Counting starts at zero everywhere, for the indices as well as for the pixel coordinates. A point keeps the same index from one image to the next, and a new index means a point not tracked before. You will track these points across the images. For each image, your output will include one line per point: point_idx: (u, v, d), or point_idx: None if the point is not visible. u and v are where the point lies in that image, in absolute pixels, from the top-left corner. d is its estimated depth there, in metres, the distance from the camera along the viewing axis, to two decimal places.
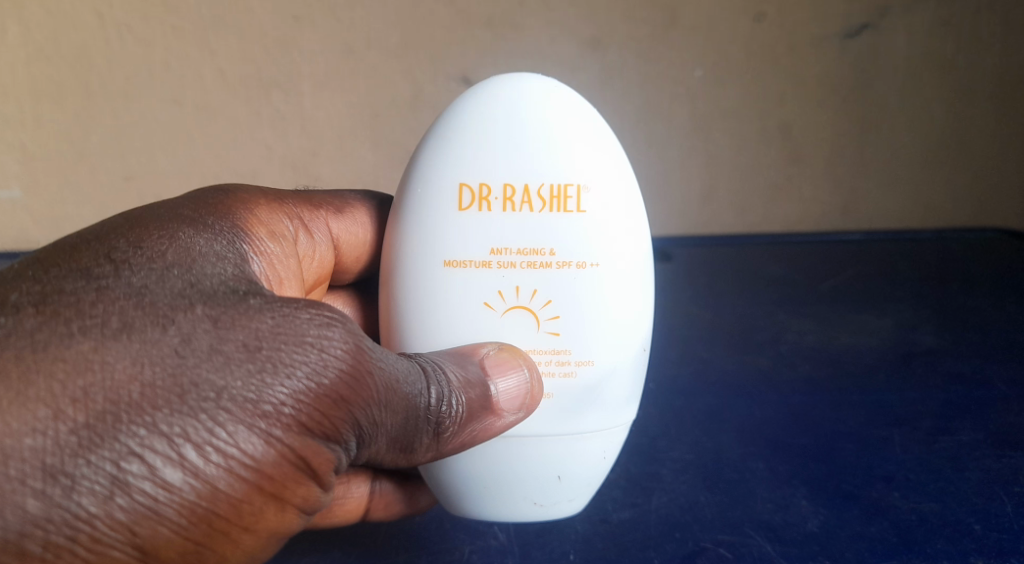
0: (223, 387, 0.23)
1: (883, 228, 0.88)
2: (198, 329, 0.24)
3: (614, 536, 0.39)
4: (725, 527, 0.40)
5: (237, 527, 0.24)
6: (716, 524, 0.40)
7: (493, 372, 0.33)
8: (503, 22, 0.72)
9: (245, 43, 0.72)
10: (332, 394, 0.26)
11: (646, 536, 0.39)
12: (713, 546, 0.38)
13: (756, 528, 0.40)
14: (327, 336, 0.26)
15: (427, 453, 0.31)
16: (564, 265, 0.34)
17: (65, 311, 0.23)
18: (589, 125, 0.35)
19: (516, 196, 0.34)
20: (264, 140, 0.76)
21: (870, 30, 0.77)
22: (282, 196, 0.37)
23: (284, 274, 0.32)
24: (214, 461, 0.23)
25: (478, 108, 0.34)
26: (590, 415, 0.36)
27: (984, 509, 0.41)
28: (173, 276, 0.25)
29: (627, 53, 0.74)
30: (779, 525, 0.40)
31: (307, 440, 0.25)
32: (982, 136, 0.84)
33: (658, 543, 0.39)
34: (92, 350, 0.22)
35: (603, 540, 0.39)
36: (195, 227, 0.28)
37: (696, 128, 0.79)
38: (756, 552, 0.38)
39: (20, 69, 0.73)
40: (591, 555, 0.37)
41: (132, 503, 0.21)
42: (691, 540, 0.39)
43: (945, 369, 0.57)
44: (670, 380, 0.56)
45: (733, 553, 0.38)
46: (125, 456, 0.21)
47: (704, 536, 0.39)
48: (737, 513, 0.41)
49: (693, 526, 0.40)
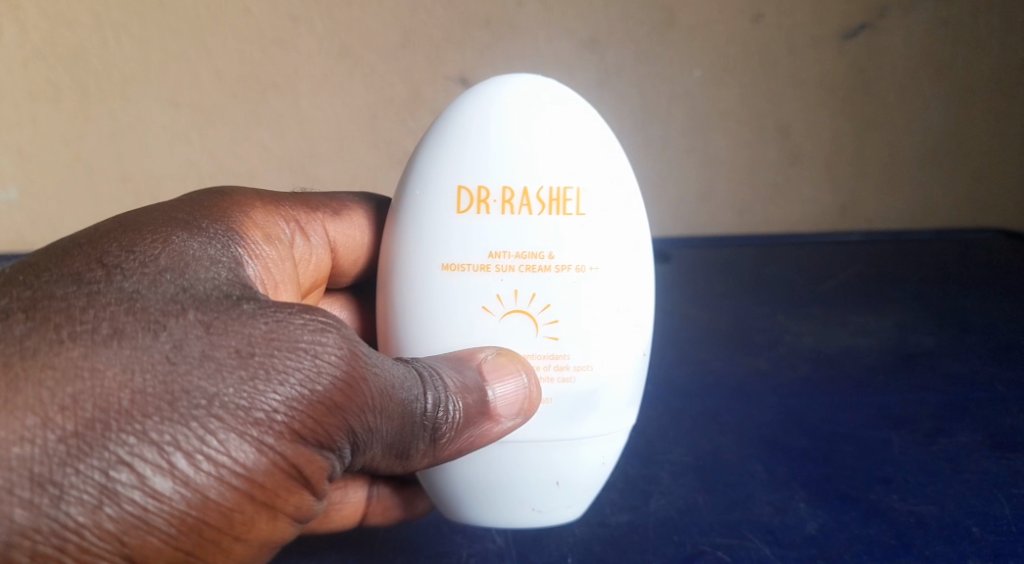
0: (214, 394, 0.23)
1: (885, 228, 0.87)
2: (190, 335, 0.23)
3: (613, 539, 0.39)
4: (723, 530, 0.40)
5: (228, 537, 0.24)
6: (714, 527, 0.40)
7: (491, 377, 0.32)
8: (500, 22, 0.71)
9: (241, 42, 0.71)
10: (325, 401, 0.25)
11: (644, 538, 0.39)
12: (712, 549, 0.38)
13: (754, 530, 0.39)
14: (321, 341, 0.26)
15: (423, 459, 0.31)
16: (563, 269, 0.34)
17: (54, 317, 0.22)
18: (588, 127, 0.34)
19: (515, 199, 0.33)
20: (261, 140, 0.75)
21: (868, 30, 0.76)
22: (278, 198, 0.37)
23: (279, 278, 0.32)
24: (204, 469, 0.22)
25: (477, 110, 0.34)
26: (590, 420, 0.35)
27: (983, 512, 0.41)
28: (166, 280, 0.25)
29: (626, 55, 0.73)
30: (778, 527, 0.40)
31: (299, 448, 0.25)
32: (984, 136, 0.83)
33: (656, 546, 0.38)
34: (82, 356, 0.22)
35: (601, 543, 0.39)
36: (189, 230, 0.28)
37: (695, 129, 0.78)
38: (754, 555, 0.38)
39: (16, 71, 0.72)
40: (589, 560, 0.37)
41: (121, 512, 0.21)
42: (689, 543, 0.39)
43: (944, 370, 0.57)
44: (668, 381, 0.56)
45: (732, 556, 0.38)
46: (114, 465, 0.21)
47: (702, 539, 0.39)
48: (734, 516, 0.41)
49: (690, 530, 0.40)
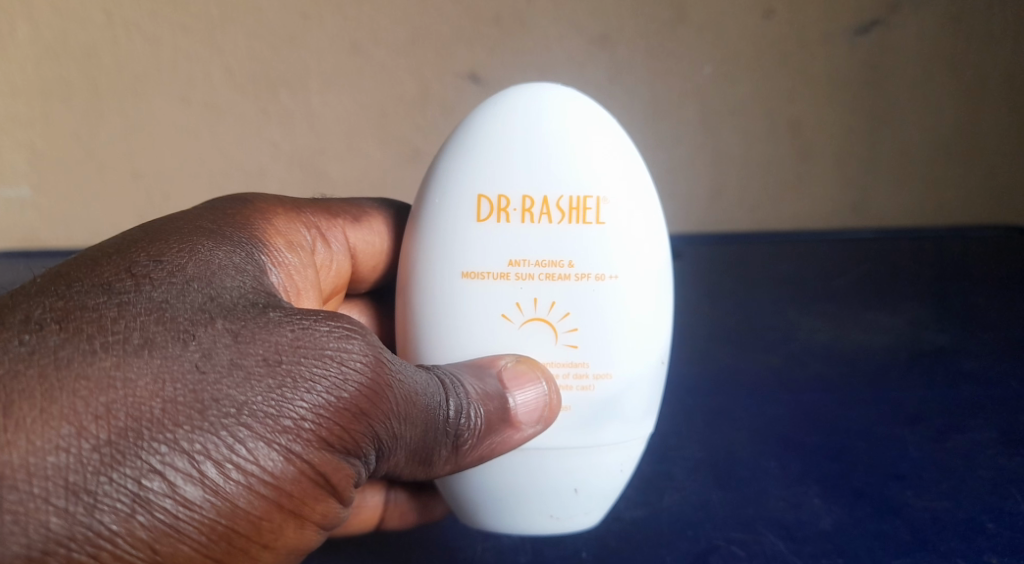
0: (244, 402, 0.23)
1: (895, 226, 0.85)
2: (218, 344, 0.24)
3: (626, 533, 0.40)
4: (737, 525, 0.40)
5: (256, 545, 0.24)
6: (728, 522, 0.40)
7: (512, 385, 0.32)
8: (512, 20, 0.70)
9: (252, 41, 0.70)
10: (352, 408, 0.26)
11: (658, 533, 0.39)
12: (726, 544, 0.39)
13: (769, 526, 0.40)
14: (346, 348, 0.26)
15: (446, 466, 0.31)
16: (583, 278, 0.34)
17: (87, 327, 0.22)
18: (607, 137, 0.34)
19: (535, 208, 0.33)
20: (272, 139, 0.74)
21: (880, 26, 0.74)
22: (299, 204, 0.37)
23: (301, 285, 0.33)
24: (234, 478, 0.23)
25: (495, 118, 0.34)
26: (609, 427, 0.35)
27: (998, 507, 0.41)
28: (194, 290, 0.25)
29: (638, 51, 0.71)
30: (792, 523, 0.40)
31: (326, 456, 0.25)
32: (998, 134, 0.81)
33: (671, 540, 0.39)
34: (114, 366, 0.22)
35: (616, 537, 0.39)
36: (214, 239, 0.29)
37: (706, 125, 0.76)
38: (769, 550, 0.38)
39: (30, 70, 0.71)
40: (606, 554, 0.38)
41: (152, 521, 0.21)
42: (704, 537, 0.39)
43: (958, 367, 0.56)
44: (681, 379, 0.56)
45: (746, 552, 0.38)
46: (146, 473, 0.21)
47: (717, 533, 0.39)
48: (749, 510, 0.41)
49: (705, 525, 0.40)
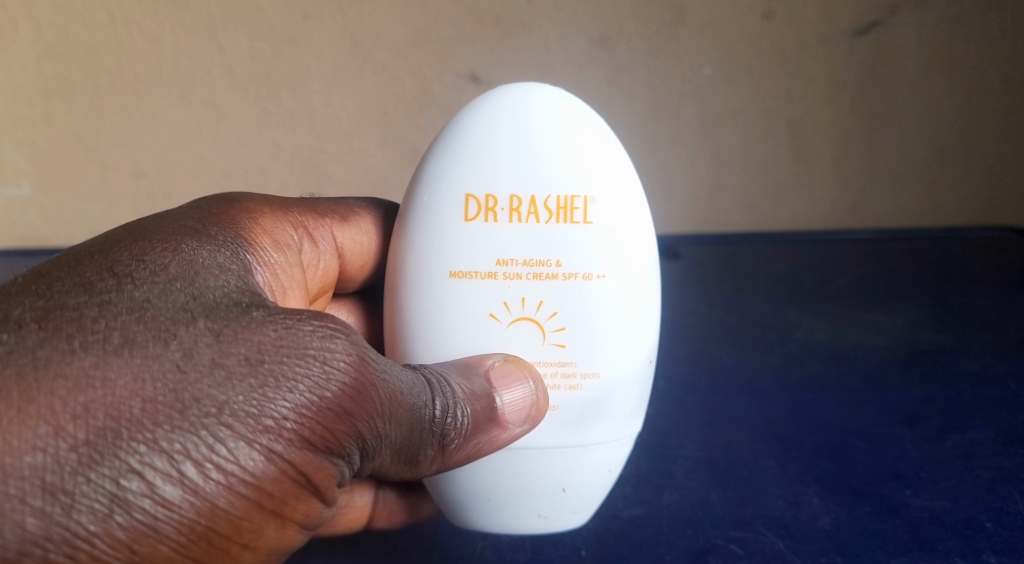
0: (224, 402, 0.23)
1: (897, 225, 0.85)
2: (199, 343, 0.24)
3: (626, 532, 0.39)
4: (736, 524, 0.40)
5: (236, 545, 0.24)
6: (726, 520, 0.40)
7: (498, 384, 0.32)
8: (512, 21, 0.69)
9: (253, 42, 0.70)
10: (334, 408, 0.26)
11: (657, 532, 0.39)
12: (725, 543, 0.38)
13: (767, 525, 0.40)
14: (329, 347, 0.26)
15: (433, 465, 0.31)
16: (571, 277, 0.34)
17: (66, 327, 0.22)
18: (595, 136, 0.34)
19: (523, 207, 0.33)
20: (272, 138, 0.74)
21: (879, 27, 0.73)
22: (287, 204, 0.37)
23: (288, 284, 0.33)
24: (214, 478, 0.23)
25: (483, 118, 0.34)
26: (597, 427, 0.35)
27: (997, 507, 0.41)
28: (176, 289, 0.25)
29: (638, 51, 0.71)
30: (790, 522, 0.40)
31: (308, 455, 0.25)
32: (998, 135, 0.80)
33: (669, 540, 0.39)
34: (94, 366, 0.22)
35: (614, 536, 0.39)
36: (199, 238, 0.29)
37: (706, 124, 0.76)
38: (767, 548, 0.38)
39: (31, 68, 0.71)
40: (604, 553, 0.38)
41: (130, 521, 0.21)
42: (702, 536, 0.39)
43: (957, 367, 0.56)
44: (679, 378, 0.56)
45: (745, 550, 0.38)
46: (125, 473, 0.21)
47: (716, 532, 0.39)
48: (748, 509, 0.41)
49: (704, 523, 0.40)
